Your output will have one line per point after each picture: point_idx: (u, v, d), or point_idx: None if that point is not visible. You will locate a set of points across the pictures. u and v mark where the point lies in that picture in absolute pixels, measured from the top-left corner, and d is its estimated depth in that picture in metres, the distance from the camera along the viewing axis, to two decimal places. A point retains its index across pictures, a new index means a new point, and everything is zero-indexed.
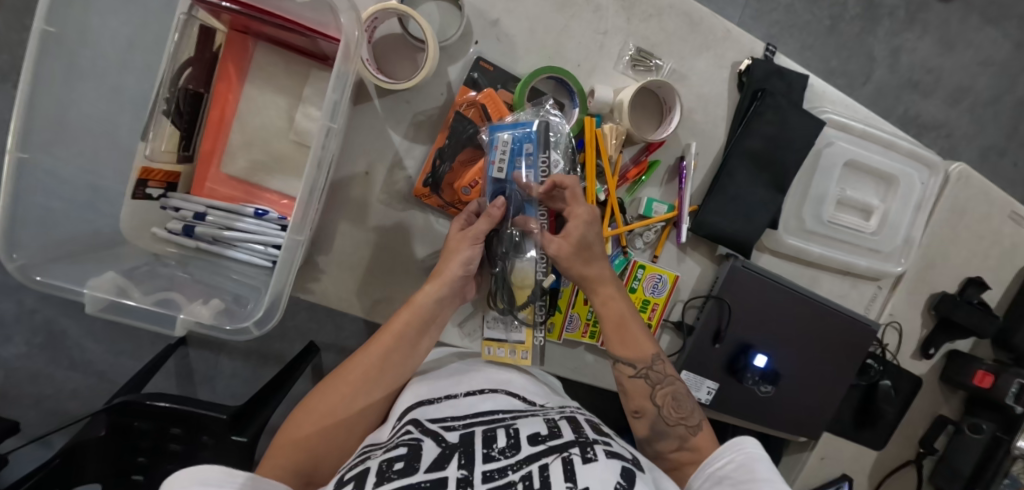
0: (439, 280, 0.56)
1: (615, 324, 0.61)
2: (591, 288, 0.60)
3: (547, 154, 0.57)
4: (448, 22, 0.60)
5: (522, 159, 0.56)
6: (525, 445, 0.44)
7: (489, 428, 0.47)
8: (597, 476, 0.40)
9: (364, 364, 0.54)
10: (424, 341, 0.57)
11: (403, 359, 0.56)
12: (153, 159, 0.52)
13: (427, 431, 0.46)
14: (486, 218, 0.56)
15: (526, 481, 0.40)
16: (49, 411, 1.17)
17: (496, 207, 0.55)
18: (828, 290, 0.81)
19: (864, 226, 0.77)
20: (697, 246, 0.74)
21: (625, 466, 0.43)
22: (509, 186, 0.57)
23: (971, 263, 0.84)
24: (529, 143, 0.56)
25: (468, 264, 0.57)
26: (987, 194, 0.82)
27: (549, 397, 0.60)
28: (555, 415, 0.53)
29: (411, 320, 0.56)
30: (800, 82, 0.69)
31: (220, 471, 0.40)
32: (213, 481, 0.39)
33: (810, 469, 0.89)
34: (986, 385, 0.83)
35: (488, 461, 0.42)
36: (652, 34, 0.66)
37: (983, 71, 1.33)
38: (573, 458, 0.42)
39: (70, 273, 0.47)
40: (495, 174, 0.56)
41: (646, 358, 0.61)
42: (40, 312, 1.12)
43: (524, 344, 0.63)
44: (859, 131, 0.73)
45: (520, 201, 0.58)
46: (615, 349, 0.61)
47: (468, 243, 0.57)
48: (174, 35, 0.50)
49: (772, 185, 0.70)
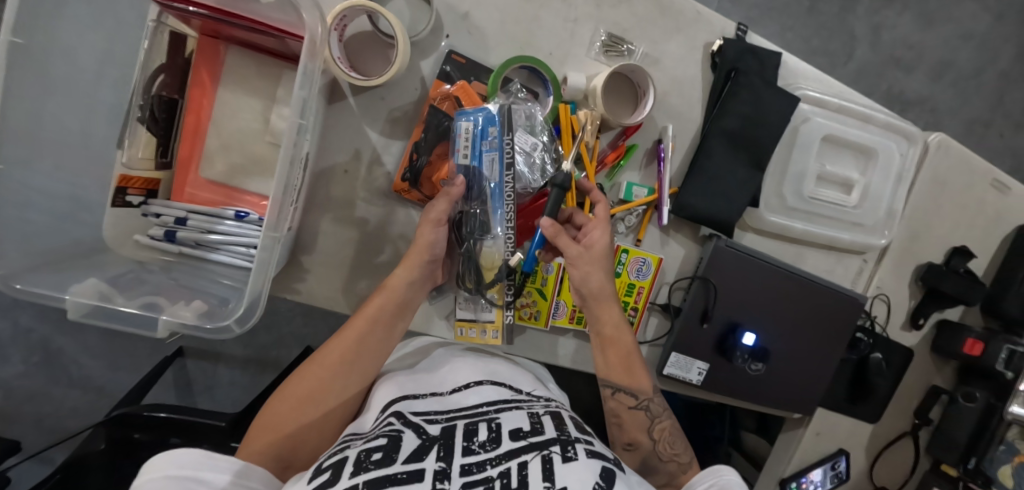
0: (409, 264, 0.59)
1: (622, 354, 0.64)
2: (595, 301, 0.63)
3: (511, 137, 0.58)
4: (418, 17, 0.60)
5: (486, 143, 0.58)
6: (505, 440, 0.46)
7: (471, 421, 0.49)
8: (576, 476, 0.40)
9: (341, 347, 0.57)
10: (399, 325, 0.60)
11: (379, 344, 0.59)
12: (131, 167, 0.53)
13: (409, 423, 0.48)
14: (444, 198, 0.58)
15: (504, 478, 0.40)
16: (49, 429, 1.18)
17: (455, 186, 0.58)
18: (814, 266, 0.81)
19: (845, 201, 0.77)
20: (680, 228, 0.75)
21: (606, 465, 0.44)
22: (477, 171, 0.59)
23: (956, 233, 0.85)
24: (493, 126, 0.57)
25: (434, 246, 0.59)
26: (968, 163, 0.82)
27: (535, 386, 0.62)
28: (540, 410, 0.54)
29: (385, 305, 0.59)
30: (773, 60, 0.69)
31: (199, 456, 0.42)
32: (191, 465, 0.41)
33: (807, 446, 0.88)
34: (977, 353, 0.83)
35: (467, 455, 0.43)
36: (622, 19, 0.66)
37: (965, 45, 1.33)
38: (553, 456, 0.43)
39: (51, 281, 0.47)
40: (461, 160, 0.58)
41: (646, 391, 0.64)
42: (35, 332, 1.12)
43: (495, 323, 0.66)
44: (834, 106, 0.73)
45: (484, 182, 0.59)
46: (617, 379, 0.64)
47: (431, 225, 0.58)
48: (144, 42, 0.51)
49: (751, 163, 0.70)
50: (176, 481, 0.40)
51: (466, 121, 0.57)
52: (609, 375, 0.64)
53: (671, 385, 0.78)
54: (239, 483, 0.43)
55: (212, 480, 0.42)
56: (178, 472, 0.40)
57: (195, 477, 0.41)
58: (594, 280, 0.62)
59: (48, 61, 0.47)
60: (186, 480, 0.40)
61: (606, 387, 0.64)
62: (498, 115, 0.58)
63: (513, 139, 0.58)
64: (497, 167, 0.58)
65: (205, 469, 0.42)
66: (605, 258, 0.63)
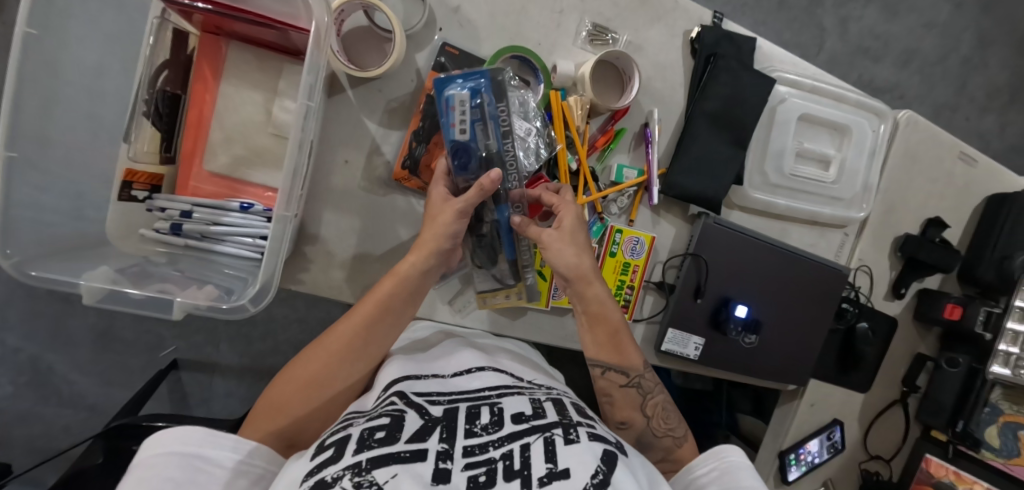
0: (424, 251, 0.60)
1: (610, 332, 0.65)
2: (584, 281, 0.63)
3: (502, 103, 0.59)
4: (412, 11, 0.63)
5: (481, 115, 0.58)
6: (508, 423, 0.47)
7: (473, 404, 0.51)
8: (578, 458, 0.42)
9: (347, 334, 0.58)
10: (407, 311, 0.61)
11: (386, 329, 0.59)
12: (135, 161, 0.55)
13: (411, 403, 0.49)
14: (476, 190, 0.58)
15: (507, 459, 0.43)
16: (39, 451, 1.16)
17: (490, 180, 0.56)
18: (798, 240, 0.85)
19: (824, 176, 0.81)
20: (669, 208, 0.78)
21: (607, 448, 0.46)
22: (471, 145, 0.59)
23: (929, 205, 0.89)
24: (483, 97, 0.58)
25: (451, 235, 0.60)
26: (936, 138, 0.87)
27: (537, 375, 0.64)
28: (541, 396, 0.56)
29: (396, 291, 0.59)
30: (748, 44, 0.73)
31: (201, 433, 0.47)
32: (194, 441, 0.46)
33: (802, 416, 0.91)
34: (957, 317, 0.87)
35: (470, 437, 0.45)
36: (605, 9, 0.70)
37: (928, 34, 1.40)
38: (555, 439, 0.45)
39: (63, 268, 0.48)
40: (456, 135, 0.58)
41: (637, 367, 0.65)
42: (24, 351, 1.11)
43: (518, 287, 0.70)
44: (807, 87, 0.78)
45: (485, 157, 0.60)
46: (606, 358, 0.65)
47: (453, 214, 0.59)
48: (149, 39, 0.53)
49: (733, 142, 0.73)
50: (181, 457, 0.44)
51: (460, 92, 0.57)
52: (598, 355, 0.65)
53: (670, 360, 0.81)
54: (242, 461, 0.47)
55: (215, 457, 0.46)
56: (182, 448, 0.45)
57: (199, 454, 0.45)
58: (567, 257, 0.62)
59: (56, 55, 0.48)
60: (189, 455, 0.45)
61: (596, 365, 0.65)
62: (489, 82, 0.58)
63: (505, 107, 0.59)
64: (492, 138, 0.60)
65: (208, 447, 0.46)
66: (578, 241, 0.63)
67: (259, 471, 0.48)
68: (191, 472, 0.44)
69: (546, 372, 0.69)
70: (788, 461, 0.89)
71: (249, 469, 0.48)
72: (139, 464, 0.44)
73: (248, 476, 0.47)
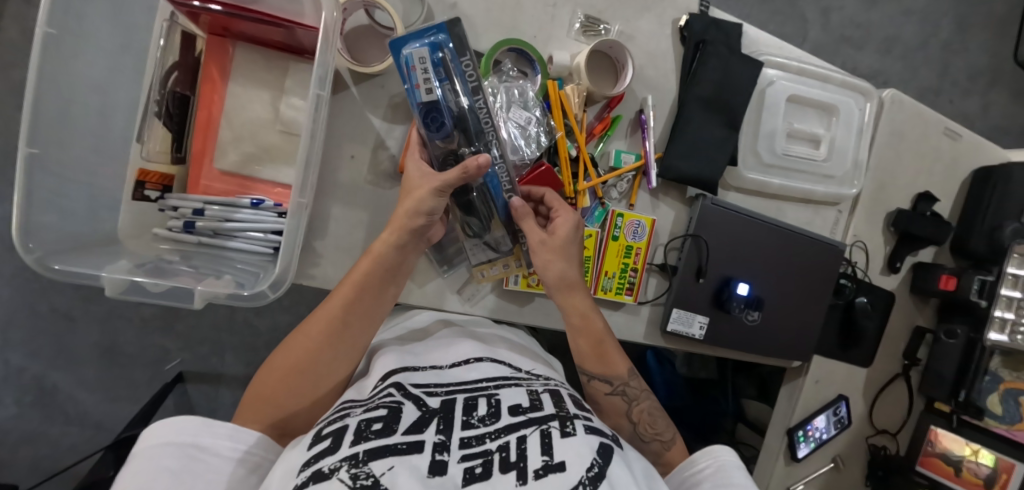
0: (396, 226, 0.60)
1: (595, 343, 0.66)
2: (568, 291, 0.66)
3: (464, 57, 0.59)
4: (411, 9, 0.66)
5: (442, 71, 0.59)
6: (504, 414, 0.48)
7: (470, 396, 0.52)
8: (574, 450, 0.43)
9: (328, 316, 0.59)
10: (387, 290, 0.62)
11: (365, 309, 0.60)
12: (148, 160, 0.57)
13: (409, 394, 0.50)
14: (458, 169, 0.57)
15: (503, 451, 0.43)
16: (44, 472, 1.15)
17: (477, 162, 0.56)
18: (794, 219, 0.87)
19: (815, 155, 0.83)
20: (667, 191, 0.80)
21: (603, 441, 0.46)
22: (439, 103, 0.59)
23: (918, 181, 0.92)
24: (442, 52, 0.59)
25: (421, 209, 0.59)
26: (920, 114, 0.90)
27: (535, 365, 0.65)
28: (538, 387, 0.57)
29: (372, 270, 0.60)
30: (736, 31, 0.75)
31: (197, 423, 0.47)
32: (190, 430, 0.46)
33: (807, 393, 0.92)
34: (952, 288, 0.89)
35: (467, 428, 0.46)
36: (597, 2, 0.73)
37: (907, 21, 1.44)
38: (552, 431, 0.45)
39: (87, 261, 0.50)
40: (424, 96, 0.59)
41: (622, 375, 0.67)
42: (29, 370, 1.11)
43: (515, 255, 0.70)
44: (794, 69, 0.80)
45: (455, 114, 0.60)
46: (592, 368, 0.67)
47: (429, 192, 0.59)
48: (160, 41, 0.56)
49: (725, 125, 0.75)
50: (177, 447, 0.45)
51: (418, 49, 0.57)
52: (584, 364, 0.67)
53: (676, 341, 0.82)
54: (246, 452, 0.49)
55: (209, 445, 0.47)
56: (177, 439, 0.45)
57: (196, 443, 0.46)
58: (554, 272, 0.65)
59: (69, 61, 0.49)
60: (186, 445, 0.45)
61: (583, 375, 0.67)
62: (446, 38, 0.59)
63: (467, 57, 0.59)
64: (460, 94, 0.60)
65: (203, 436, 0.47)
66: (568, 247, 0.66)
67: (256, 459, 0.49)
68: (188, 461, 0.45)
69: (545, 363, 0.70)
70: (796, 438, 0.90)
71: (248, 458, 0.48)
72: (133, 456, 0.44)
73: (247, 464, 0.48)
